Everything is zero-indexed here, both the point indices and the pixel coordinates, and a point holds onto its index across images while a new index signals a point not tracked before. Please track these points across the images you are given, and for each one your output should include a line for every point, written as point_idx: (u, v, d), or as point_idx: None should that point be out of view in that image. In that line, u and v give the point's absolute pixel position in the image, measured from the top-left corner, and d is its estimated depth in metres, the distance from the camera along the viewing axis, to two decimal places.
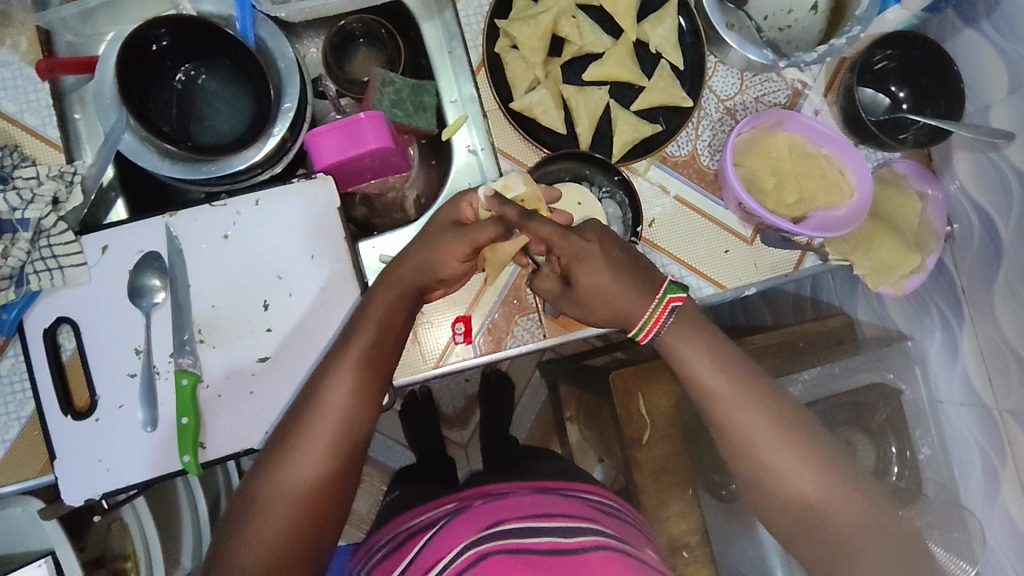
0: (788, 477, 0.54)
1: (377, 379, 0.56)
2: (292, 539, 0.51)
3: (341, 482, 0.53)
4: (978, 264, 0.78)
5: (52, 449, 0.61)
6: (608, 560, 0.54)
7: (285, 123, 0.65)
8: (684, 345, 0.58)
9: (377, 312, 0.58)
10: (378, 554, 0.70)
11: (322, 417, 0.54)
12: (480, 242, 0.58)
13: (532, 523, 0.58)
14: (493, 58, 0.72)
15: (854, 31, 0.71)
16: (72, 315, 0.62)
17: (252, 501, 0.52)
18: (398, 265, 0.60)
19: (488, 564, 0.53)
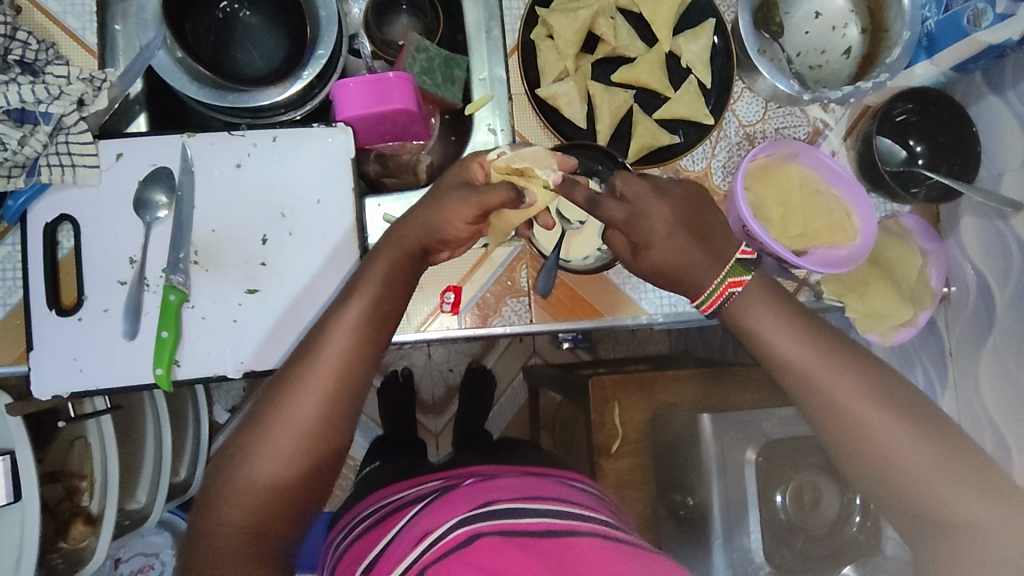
0: (894, 457, 0.50)
1: (376, 337, 0.55)
2: (278, 494, 0.50)
3: (334, 433, 0.53)
4: (971, 328, 0.79)
5: (31, 340, 0.61)
6: (599, 548, 0.53)
7: (315, 68, 0.66)
8: (758, 321, 0.54)
9: (381, 269, 0.57)
10: (360, 523, 0.66)
11: (319, 368, 0.53)
12: (488, 204, 0.55)
13: (523, 504, 0.57)
14: (528, 44, 0.74)
15: (881, 77, 0.73)
16: (75, 214, 0.63)
17: (243, 451, 0.51)
18: (405, 222, 0.57)
19: (480, 545, 0.51)
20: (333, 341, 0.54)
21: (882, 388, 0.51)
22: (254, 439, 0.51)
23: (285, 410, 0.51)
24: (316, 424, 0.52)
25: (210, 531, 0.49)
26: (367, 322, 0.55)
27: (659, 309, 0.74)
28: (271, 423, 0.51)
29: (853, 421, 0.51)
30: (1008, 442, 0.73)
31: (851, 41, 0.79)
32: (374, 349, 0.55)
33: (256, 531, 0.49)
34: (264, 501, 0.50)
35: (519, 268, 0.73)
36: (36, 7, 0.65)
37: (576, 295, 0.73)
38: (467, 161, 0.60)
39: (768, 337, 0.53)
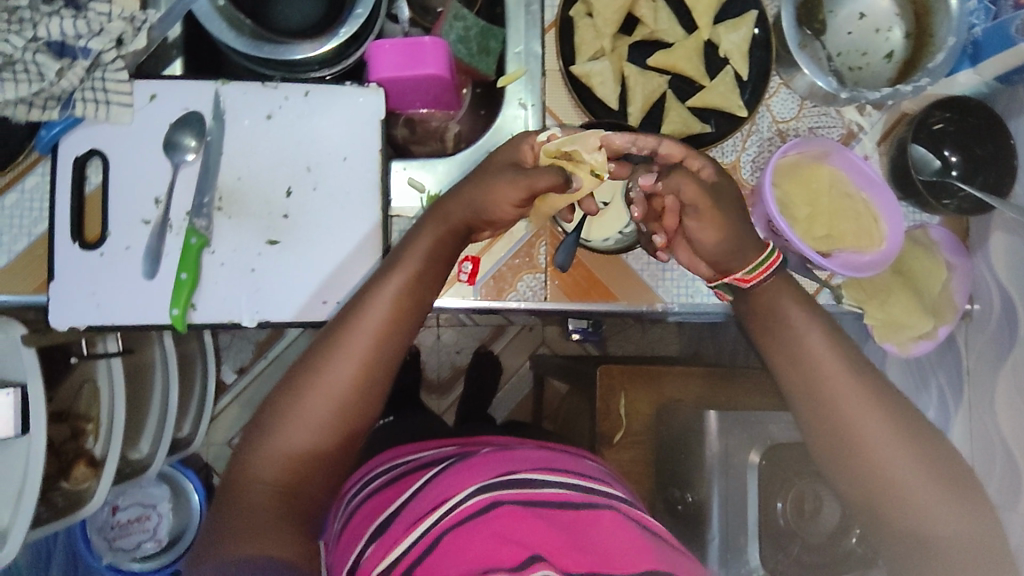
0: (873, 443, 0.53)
1: (413, 312, 0.55)
2: (309, 458, 0.51)
3: (365, 404, 0.53)
4: (991, 347, 0.78)
5: (51, 270, 0.62)
6: (617, 523, 0.55)
7: (352, 27, 0.65)
8: (798, 324, 0.57)
9: (423, 246, 0.57)
10: (371, 481, 0.67)
11: (356, 340, 0.53)
12: (536, 188, 0.56)
13: (540, 475, 0.58)
14: (566, 21, 0.73)
15: (922, 82, 0.71)
16: (105, 150, 0.63)
17: (278, 413, 0.52)
18: (453, 199, 0.57)
19: (506, 513, 0.52)
20: (371, 313, 0.54)
21: (887, 402, 0.54)
22: (290, 402, 0.52)
23: (320, 377, 0.52)
24: (350, 392, 0.52)
25: (245, 486, 0.50)
26: (407, 296, 0.55)
27: (676, 298, 0.73)
28: (306, 388, 0.52)
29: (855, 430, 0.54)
30: (1019, 465, 0.72)
31: (894, 45, 0.78)
32: (410, 324, 0.55)
33: (289, 490, 0.51)
34: (298, 462, 0.51)
35: (538, 244, 0.72)
36: None
37: (593, 277, 0.72)
38: (517, 141, 0.61)
39: (803, 340, 0.56)
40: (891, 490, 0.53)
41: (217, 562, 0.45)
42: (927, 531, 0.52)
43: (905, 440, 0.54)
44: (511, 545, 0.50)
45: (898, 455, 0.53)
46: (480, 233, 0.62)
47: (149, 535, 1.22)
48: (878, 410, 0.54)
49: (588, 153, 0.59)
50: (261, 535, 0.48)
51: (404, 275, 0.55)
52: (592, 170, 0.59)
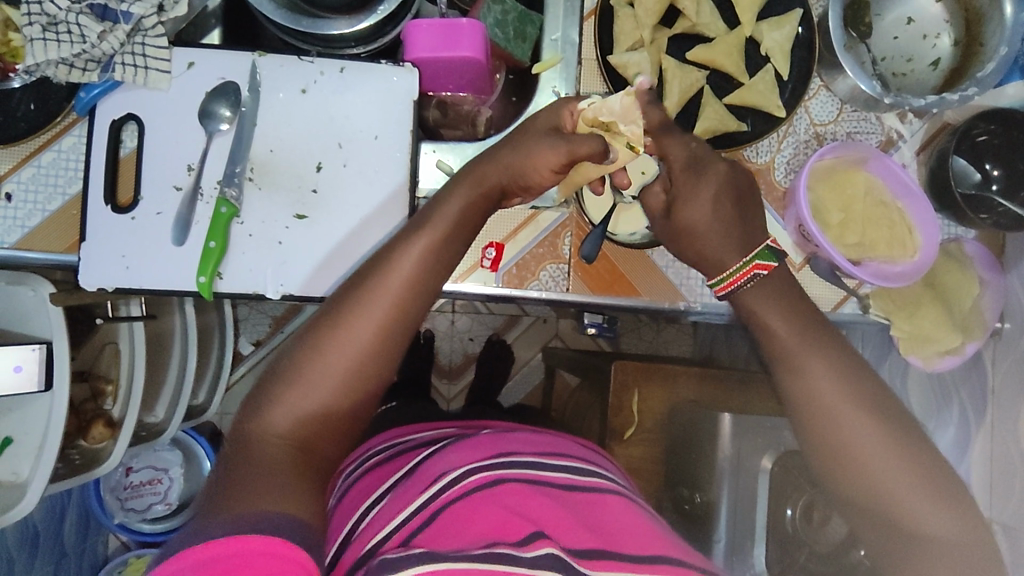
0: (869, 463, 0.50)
1: (437, 275, 0.55)
2: (325, 412, 0.52)
3: (382, 364, 0.53)
4: (1019, 367, 0.76)
5: (84, 231, 0.63)
6: (623, 505, 0.56)
7: (390, 5, 0.65)
8: (764, 307, 0.55)
9: (454, 210, 0.56)
10: (374, 457, 0.68)
11: (377, 297, 0.53)
12: (576, 155, 0.57)
13: (542, 459, 0.58)
14: (607, 9, 0.72)
15: (969, 91, 0.69)
16: (141, 115, 0.64)
17: (296, 367, 0.52)
18: (490, 162, 0.58)
19: (511, 489, 0.53)
20: (394, 272, 0.54)
21: (862, 385, 0.51)
22: (309, 357, 0.52)
23: (340, 333, 0.52)
24: (369, 352, 0.52)
25: (259, 438, 0.50)
26: (431, 258, 0.55)
27: (699, 297, 0.73)
28: (325, 343, 0.52)
29: (830, 419, 0.50)
30: None
31: (941, 52, 0.75)
32: (432, 287, 0.55)
33: (301, 446, 0.51)
34: (312, 417, 0.51)
35: (563, 234, 0.72)
36: None
37: (616, 271, 0.72)
38: (558, 105, 0.60)
39: (768, 323, 0.54)
40: (869, 481, 0.49)
41: (227, 515, 0.43)
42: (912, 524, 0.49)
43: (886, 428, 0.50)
44: (517, 520, 0.50)
45: (872, 445, 0.49)
46: (512, 199, 0.63)
47: (160, 497, 1.25)
48: (856, 396, 0.50)
49: (626, 124, 0.57)
50: (275, 488, 0.47)
51: (430, 238, 0.55)
52: (629, 145, 0.58)
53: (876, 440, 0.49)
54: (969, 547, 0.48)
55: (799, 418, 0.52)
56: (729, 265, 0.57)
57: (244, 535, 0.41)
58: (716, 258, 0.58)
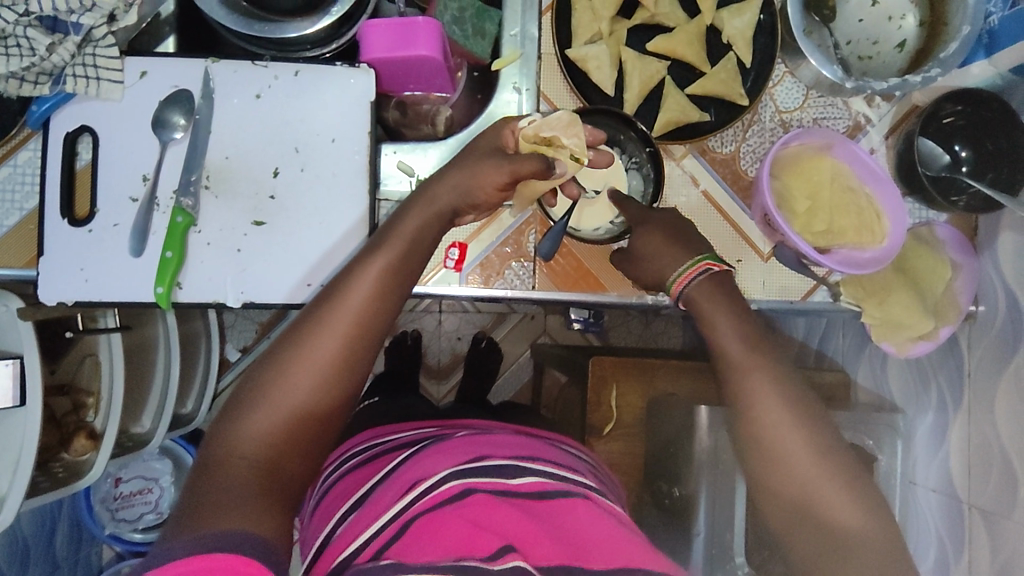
0: (794, 465, 0.52)
1: (398, 289, 0.56)
2: (295, 429, 0.50)
3: (351, 376, 0.53)
4: (994, 350, 0.76)
5: (42, 246, 0.63)
6: (592, 514, 0.55)
7: (345, 5, 0.64)
8: (712, 312, 0.59)
9: (409, 228, 0.58)
10: (350, 459, 0.68)
11: (342, 309, 0.54)
12: (520, 172, 0.59)
13: (512, 463, 0.58)
14: (564, 2, 0.72)
15: (932, 73, 0.68)
16: (95, 126, 0.64)
17: (263, 384, 0.51)
18: (439, 183, 0.59)
19: (479, 501, 0.52)
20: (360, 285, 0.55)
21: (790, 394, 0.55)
22: (275, 373, 0.51)
23: (306, 347, 0.52)
24: (339, 363, 0.52)
25: (226, 458, 0.48)
26: (393, 271, 0.56)
27: None
28: (293, 357, 0.52)
29: (760, 417, 0.54)
30: (1018, 473, 0.71)
31: (906, 33, 0.74)
32: (395, 301, 0.56)
33: (270, 465, 0.49)
34: (280, 436, 0.50)
35: (528, 231, 0.71)
36: None
37: (581, 266, 0.72)
38: (500, 129, 0.63)
39: (715, 330, 0.59)
40: (790, 477, 0.52)
41: (189, 535, 0.42)
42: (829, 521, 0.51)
43: (810, 430, 0.53)
44: (486, 534, 0.49)
45: (797, 443, 0.52)
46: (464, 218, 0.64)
47: (150, 507, 1.25)
48: (787, 398, 0.54)
49: (567, 138, 0.62)
50: (241, 508, 0.45)
51: (391, 253, 0.56)
52: (571, 156, 0.63)
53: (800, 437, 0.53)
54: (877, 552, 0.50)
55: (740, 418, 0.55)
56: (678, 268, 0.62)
57: (207, 554, 0.40)
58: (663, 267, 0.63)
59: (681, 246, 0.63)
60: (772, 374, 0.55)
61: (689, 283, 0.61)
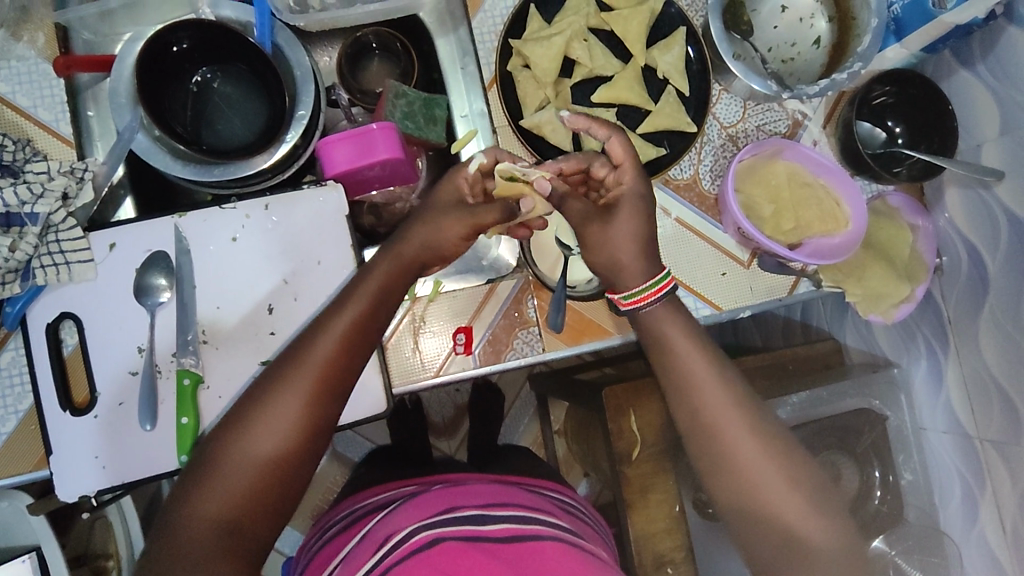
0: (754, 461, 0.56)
1: (363, 343, 0.57)
2: (259, 488, 0.52)
3: (317, 432, 0.54)
4: (965, 296, 0.83)
5: (49, 445, 0.60)
6: (561, 550, 0.59)
7: (298, 129, 0.66)
8: (668, 333, 0.61)
9: (377, 278, 0.59)
10: (332, 529, 0.75)
11: (307, 367, 0.55)
12: (481, 223, 0.62)
13: (485, 511, 0.63)
14: (505, 76, 0.74)
15: (855, 67, 0.73)
16: (76, 311, 0.62)
17: (222, 448, 0.52)
18: (404, 241, 0.61)
19: (448, 546, 0.57)
20: (324, 338, 0.56)
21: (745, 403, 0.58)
22: (231, 439, 0.52)
23: (263, 413, 0.53)
24: (302, 421, 0.53)
25: (183, 522, 0.50)
26: (352, 335, 0.56)
27: None
28: (253, 419, 0.53)
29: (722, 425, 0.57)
30: (1016, 403, 0.77)
31: (820, 31, 0.80)
32: (361, 353, 0.58)
33: (230, 527, 0.50)
34: (242, 499, 0.51)
35: (525, 298, 0.73)
36: (4, 104, 0.65)
37: (583, 319, 0.73)
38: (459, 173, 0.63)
39: (671, 342, 0.60)
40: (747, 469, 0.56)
41: None
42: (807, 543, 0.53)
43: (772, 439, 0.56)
44: None
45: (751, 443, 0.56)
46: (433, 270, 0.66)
47: None
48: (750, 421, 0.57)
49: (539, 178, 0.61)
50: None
51: (354, 310, 0.57)
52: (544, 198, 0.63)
53: (780, 487, 0.55)
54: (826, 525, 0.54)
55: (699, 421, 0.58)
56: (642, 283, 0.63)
57: None
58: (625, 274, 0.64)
59: (648, 261, 0.64)
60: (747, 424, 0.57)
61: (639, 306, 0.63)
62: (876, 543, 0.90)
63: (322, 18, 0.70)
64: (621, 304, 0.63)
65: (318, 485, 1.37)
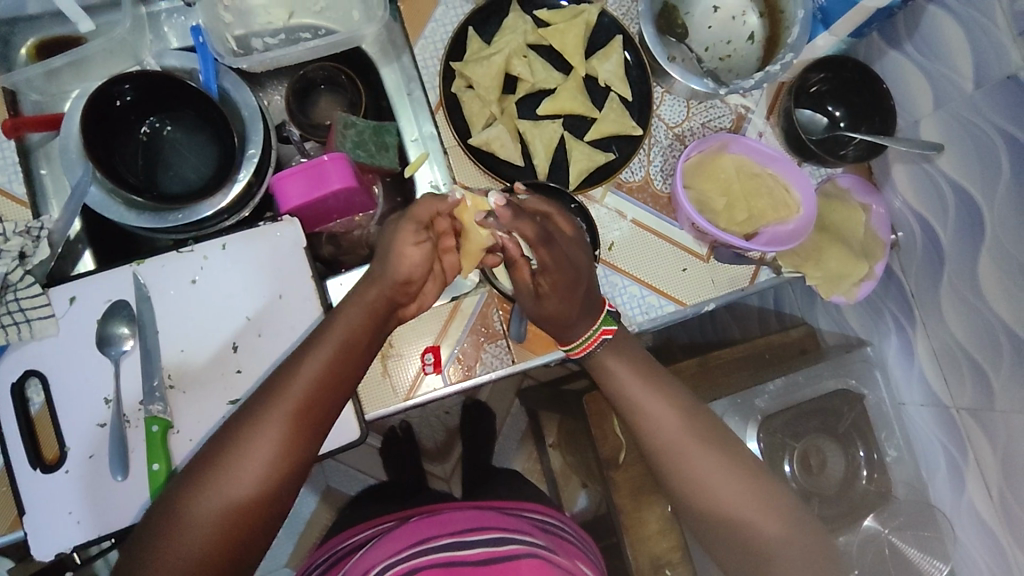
0: (698, 471, 0.64)
1: (329, 399, 0.58)
2: (213, 550, 0.52)
3: (277, 491, 0.55)
4: (922, 268, 0.85)
5: (22, 505, 0.60)
6: (536, 567, 0.60)
7: (249, 168, 0.68)
8: (612, 360, 0.68)
9: (343, 329, 0.60)
10: (314, 571, 0.76)
11: (268, 425, 0.55)
12: (422, 217, 0.63)
13: (461, 538, 0.65)
14: (451, 98, 0.76)
15: (787, 58, 0.76)
16: (41, 368, 0.62)
17: (176, 509, 0.52)
18: (370, 286, 0.62)
19: (424, 575, 0.60)
20: (285, 394, 0.56)
21: (689, 417, 0.66)
22: (186, 501, 0.53)
23: (223, 480, 0.53)
24: (262, 480, 0.54)
25: None
26: (316, 395, 0.57)
27: (633, 318, 0.77)
28: (212, 480, 0.53)
29: (669, 438, 0.65)
30: (984, 368, 0.79)
31: (752, 26, 0.82)
32: (326, 408, 0.58)
33: None
34: (196, 561, 0.51)
35: (491, 312, 0.74)
36: None
37: None
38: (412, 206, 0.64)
39: (615, 369, 0.68)
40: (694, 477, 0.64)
41: None
42: (749, 532, 0.62)
43: (713, 447, 0.65)
44: None
45: (699, 452, 0.64)
46: (407, 309, 0.67)
47: None
48: (694, 433, 0.65)
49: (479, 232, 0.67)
50: None
51: (317, 365, 0.58)
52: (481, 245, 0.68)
53: (724, 485, 0.63)
54: (766, 517, 0.62)
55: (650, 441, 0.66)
56: (586, 329, 0.68)
57: None
58: (569, 327, 0.68)
59: (586, 304, 0.67)
60: (695, 437, 0.65)
61: (587, 350, 0.68)
62: (867, 523, 0.91)
63: (264, 58, 0.71)
64: (574, 355, 0.69)
65: (315, 524, 1.36)
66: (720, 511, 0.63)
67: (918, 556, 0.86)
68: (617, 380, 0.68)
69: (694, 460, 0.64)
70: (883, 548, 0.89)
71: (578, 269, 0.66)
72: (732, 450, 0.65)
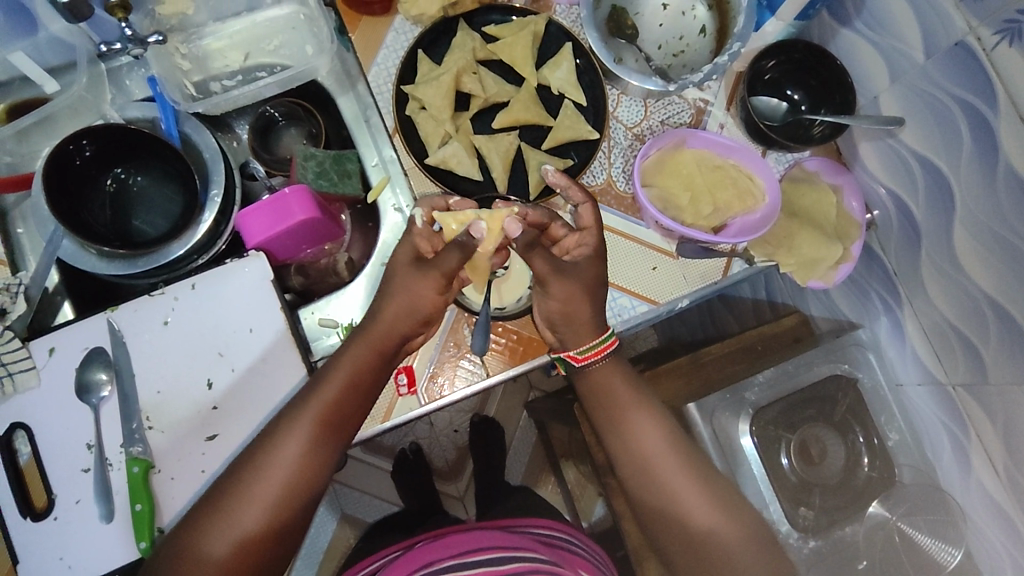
0: (672, 490, 0.65)
1: (335, 436, 0.61)
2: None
3: (283, 524, 0.59)
4: (901, 245, 0.83)
5: (15, 554, 0.62)
6: None
7: (214, 207, 0.70)
8: (607, 372, 0.69)
9: (347, 367, 0.62)
10: None
11: (276, 464, 0.58)
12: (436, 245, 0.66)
13: (461, 560, 0.66)
14: (406, 120, 0.78)
15: (735, 47, 0.76)
16: (25, 420, 0.64)
17: (188, 543, 0.56)
18: (374, 321, 0.64)
19: None
20: (292, 434, 0.59)
21: (673, 435, 0.67)
22: (197, 536, 0.56)
23: (230, 518, 0.57)
24: (270, 514, 0.58)
25: None
26: (321, 433, 0.60)
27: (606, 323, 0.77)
28: (222, 517, 0.57)
29: (647, 456, 0.66)
30: (973, 342, 0.76)
31: (702, 20, 0.83)
32: (331, 445, 0.61)
33: None
34: None
35: (462, 327, 0.75)
36: None
37: (520, 337, 0.75)
38: (410, 235, 0.67)
39: (611, 380, 0.69)
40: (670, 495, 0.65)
41: None
42: (714, 552, 0.63)
43: (692, 468, 0.66)
44: None
45: (678, 471, 0.65)
46: (415, 339, 0.69)
47: None
48: (675, 454, 0.66)
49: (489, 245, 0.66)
50: None
51: (320, 404, 0.60)
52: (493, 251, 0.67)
53: (697, 505, 0.64)
54: (732, 540, 0.63)
55: (628, 458, 0.67)
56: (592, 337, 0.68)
57: None
58: (577, 334, 0.68)
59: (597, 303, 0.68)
60: (677, 457, 0.66)
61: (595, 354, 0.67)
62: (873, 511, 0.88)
63: (219, 100, 0.72)
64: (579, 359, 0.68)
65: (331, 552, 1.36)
66: (692, 528, 0.64)
67: (932, 544, 0.85)
68: (606, 391, 0.69)
69: (675, 479, 0.65)
70: (893, 536, 0.87)
71: (591, 287, 0.67)
72: (709, 472, 0.66)
